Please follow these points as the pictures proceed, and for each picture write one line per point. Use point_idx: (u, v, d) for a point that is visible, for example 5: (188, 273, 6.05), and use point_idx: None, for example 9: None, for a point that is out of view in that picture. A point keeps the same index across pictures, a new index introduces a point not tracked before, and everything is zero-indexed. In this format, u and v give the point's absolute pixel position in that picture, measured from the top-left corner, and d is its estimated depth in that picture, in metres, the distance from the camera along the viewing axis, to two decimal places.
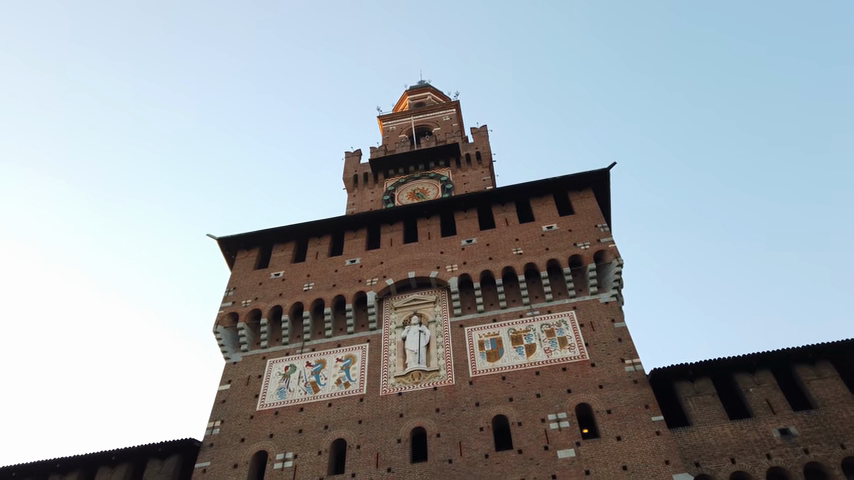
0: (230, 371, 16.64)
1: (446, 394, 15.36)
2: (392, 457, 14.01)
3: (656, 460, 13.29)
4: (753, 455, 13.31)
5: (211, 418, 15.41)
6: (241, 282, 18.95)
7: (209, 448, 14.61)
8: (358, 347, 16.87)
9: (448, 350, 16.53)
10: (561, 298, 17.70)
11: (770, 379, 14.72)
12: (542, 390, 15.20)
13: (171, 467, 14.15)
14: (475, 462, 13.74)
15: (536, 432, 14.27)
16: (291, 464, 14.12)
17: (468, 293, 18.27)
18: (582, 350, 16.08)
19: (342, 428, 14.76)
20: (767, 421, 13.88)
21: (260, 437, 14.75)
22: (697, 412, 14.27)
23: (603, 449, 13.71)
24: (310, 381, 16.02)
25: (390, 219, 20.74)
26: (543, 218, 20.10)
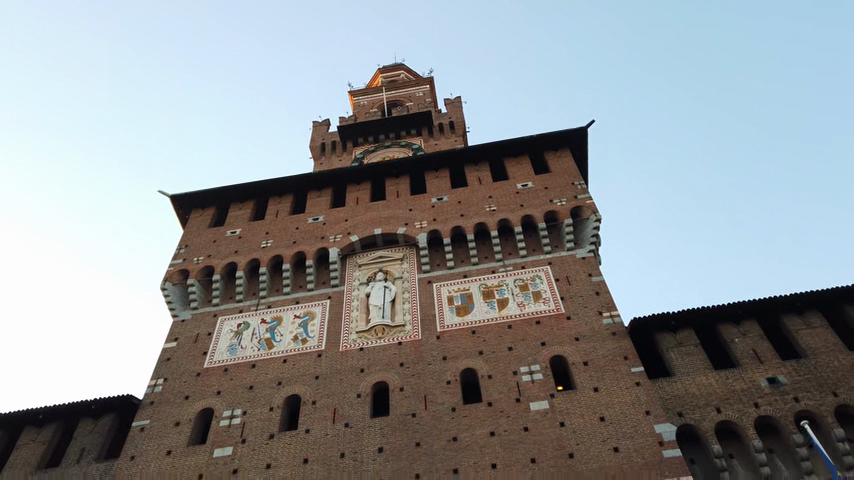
0: (176, 328, 15.26)
1: (411, 349, 14.24)
2: (351, 412, 12.83)
3: (636, 410, 12.25)
4: (739, 404, 12.27)
5: (152, 376, 13.97)
6: (193, 240, 17.59)
7: (148, 406, 13.15)
8: (318, 304, 15.67)
9: (414, 306, 15.45)
10: (536, 254, 16.72)
11: (756, 330, 13.78)
12: (515, 344, 14.14)
13: (107, 427, 12.72)
14: (440, 416, 12.60)
15: (507, 384, 13.19)
16: (239, 421, 12.78)
17: (438, 250, 17.18)
18: (557, 304, 15.09)
19: (296, 384, 13.50)
20: (754, 370, 12.88)
21: (205, 394, 13.39)
22: (679, 363, 13.26)
23: (579, 401, 12.65)
24: (264, 338, 14.75)
25: (356, 178, 19.59)
26: (518, 176, 19.12)
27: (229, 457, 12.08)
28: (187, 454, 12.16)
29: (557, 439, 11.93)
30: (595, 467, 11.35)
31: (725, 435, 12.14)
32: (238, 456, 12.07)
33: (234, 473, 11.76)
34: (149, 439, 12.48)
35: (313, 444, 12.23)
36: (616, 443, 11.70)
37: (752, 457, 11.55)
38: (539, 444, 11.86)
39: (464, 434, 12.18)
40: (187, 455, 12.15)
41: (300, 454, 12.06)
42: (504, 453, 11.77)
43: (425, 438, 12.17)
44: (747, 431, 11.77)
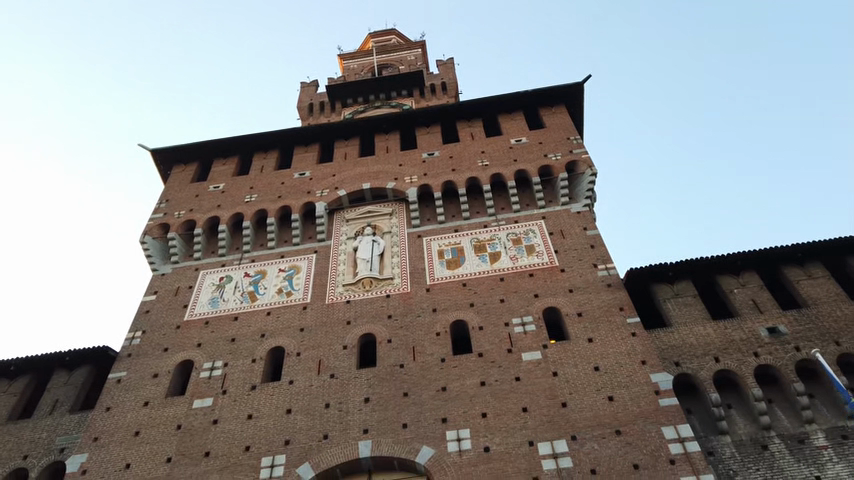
0: (156, 281, 14.69)
1: (399, 302, 13.76)
2: (337, 363, 12.37)
3: (631, 360, 11.79)
4: (738, 354, 11.74)
5: (130, 328, 13.41)
6: (174, 195, 16.95)
7: (125, 358, 12.56)
8: (304, 258, 15.13)
9: (403, 260, 14.95)
10: (530, 209, 16.18)
11: (756, 281, 13.30)
12: (507, 296, 13.68)
13: (81, 379, 12.17)
14: (429, 367, 12.18)
15: (499, 336, 12.75)
16: (220, 373, 12.26)
17: (429, 206, 16.60)
18: (551, 257, 14.60)
19: (280, 337, 13.01)
20: (754, 320, 12.37)
21: (186, 346, 12.85)
22: (676, 313, 12.75)
23: (572, 351, 12.20)
24: (247, 291, 14.23)
25: (344, 134, 18.95)
26: (512, 132, 18.51)
27: (209, 407, 11.55)
28: (166, 405, 11.58)
29: (549, 388, 11.50)
30: (589, 416, 10.89)
31: (723, 385, 11.60)
32: (218, 407, 11.55)
33: (213, 423, 11.24)
34: (125, 391, 11.89)
35: (297, 394, 11.77)
36: (611, 393, 11.24)
37: (752, 407, 11.00)
38: (531, 393, 11.43)
39: (454, 384, 11.77)
40: (165, 405, 11.57)
41: (284, 405, 11.58)
42: (495, 402, 11.35)
43: (413, 388, 11.75)
44: (746, 381, 11.20)
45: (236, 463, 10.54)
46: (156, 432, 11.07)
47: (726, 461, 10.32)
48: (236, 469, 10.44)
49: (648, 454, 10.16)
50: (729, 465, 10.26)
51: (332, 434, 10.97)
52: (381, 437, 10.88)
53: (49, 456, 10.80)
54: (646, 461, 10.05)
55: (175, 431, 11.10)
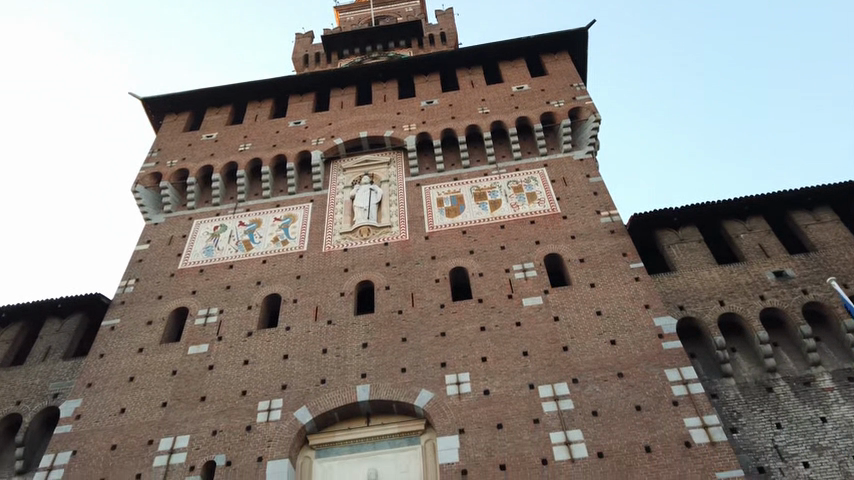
0: (149, 231, 14.38)
1: (398, 249, 13.47)
2: (334, 310, 12.16)
3: (634, 305, 11.52)
4: (744, 297, 11.49)
5: (123, 277, 13.16)
6: (166, 144, 16.53)
7: (119, 306, 12.33)
8: (300, 207, 14.78)
9: (402, 208, 14.60)
10: (531, 156, 15.76)
11: (763, 226, 12.97)
12: (508, 243, 13.37)
13: (73, 326, 11.97)
14: (428, 313, 11.96)
15: (499, 282, 12.49)
16: (215, 320, 12.03)
17: (428, 155, 16.16)
18: (553, 204, 14.24)
19: (277, 284, 12.76)
20: (760, 264, 12.09)
21: (180, 294, 12.61)
22: (681, 258, 12.45)
23: (574, 296, 11.93)
24: (242, 240, 13.92)
25: (341, 82, 18.39)
26: (513, 79, 17.94)
27: (204, 354, 11.33)
28: (160, 351, 11.36)
29: (550, 333, 11.27)
30: (591, 359, 10.65)
31: (727, 329, 11.36)
32: (214, 353, 11.33)
33: (209, 369, 11.02)
34: (119, 338, 11.66)
35: (294, 340, 11.57)
36: (613, 337, 10.99)
37: (757, 350, 10.77)
38: (532, 338, 11.22)
39: (453, 330, 11.55)
40: (159, 352, 11.35)
41: (280, 350, 11.39)
42: (495, 347, 11.15)
43: (412, 334, 11.55)
44: (752, 324, 10.95)
45: (232, 407, 10.35)
46: (151, 378, 10.85)
47: (730, 403, 10.10)
48: (233, 413, 10.25)
49: (651, 396, 9.91)
50: (733, 407, 10.04)
51: (329, 379, 10.80)
52: (379, 382, 10.70)
53: (42, 401, 10.59)
54: (648, 403, 9.80)
55: (170, 376, 10.88)
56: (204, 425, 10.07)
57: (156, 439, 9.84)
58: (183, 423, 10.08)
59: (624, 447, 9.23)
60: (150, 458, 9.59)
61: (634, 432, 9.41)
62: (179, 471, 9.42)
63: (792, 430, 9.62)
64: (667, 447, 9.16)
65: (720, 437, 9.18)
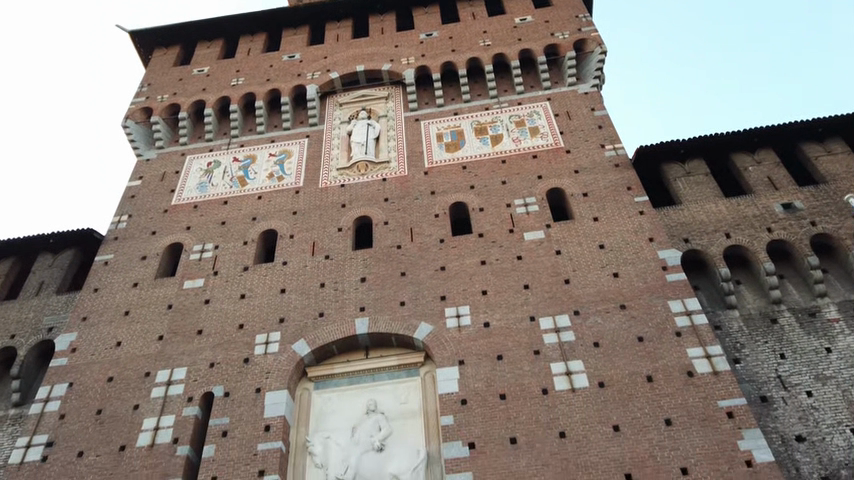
0: (141, 167, 14.02)
1: (396, 185, 13.13)
2: (332, 245, 11.91)
3: (638, 238, 11.25)
4: (750, 230, 11.22)
5: (116, 213, 12.86)
6: (157, 79, 15.96)
7: (112, 242, 12.09)
8: (296, 143, 14.35)
9: (400, 144, 14.17)
10: (534, 90, 15.22)
11: (772, 158, 12.58)
12: (509, 178, 13.01)
13: (66, 261, 11.78)
14: (427, 248, 11.72)
15: (500, 217, 12.20)
16: (210, 255, 11.81)
17: (427, 90, 15.61)
18: (556, 139, 13.81)
19: (273, 220, 12.48)
20: (768, 196, 11.77)
21: (174, 230, 12.34)
22: (687, 192, 12.13)
23: (577, 230, 11.65)
24: (237, 176, 13.56)
25: (336, 15, 17.64)
26: (516, 11, 17.20)
27: (200, 288, 11.14)
28: (155, 286, 11.17)
29: (552, 267, 11.05)
30: (593, 292, 10.46)
31: (732, 262, 11.15)
32: (210, 288, 11.14)
33: (205, 303, 10.85)
34: (113, 273, 11.46)
35: (291, 275, 11.37)
36: (616, 269, 10.77)
37: (762, 281, 10.58)
38: (533, 271, 11.00)
39: (453, 264, 11.34)
40: (154, 286, 11.17)
41: (277, 285, 11.20)
42: (495, 280, 10.95)
43: (411, 268, 11.34)
44: (758, 256, 10.73)
45: (229, 340, 10.22)
46: (147, 312, 10.69)
47: (733, 335, 9.96)
48: (230, 346, 10.13)
49: (654, 327, 9.74)
50: (737, 338, 9.90)
51: (327, 313, 10.64)
52: (378, 315, 10.55)
53: (37, 335, 10.49)
54: (651, 334, 9.64)
55: (166, 310, 10.72)
56: (201, 358, 9.94)
57: (153, 372, 9.71)
58: (179, 356, 9.95)
59: (625, 377, 9.09)
60: (148, 390, 9.47)
61: (636, 363, 9.26)
62: (176, 402, 9.31)
63: (796, 360, 9.50)
64: (670, 376, 9.02)
65: (723, 367, 9.02)
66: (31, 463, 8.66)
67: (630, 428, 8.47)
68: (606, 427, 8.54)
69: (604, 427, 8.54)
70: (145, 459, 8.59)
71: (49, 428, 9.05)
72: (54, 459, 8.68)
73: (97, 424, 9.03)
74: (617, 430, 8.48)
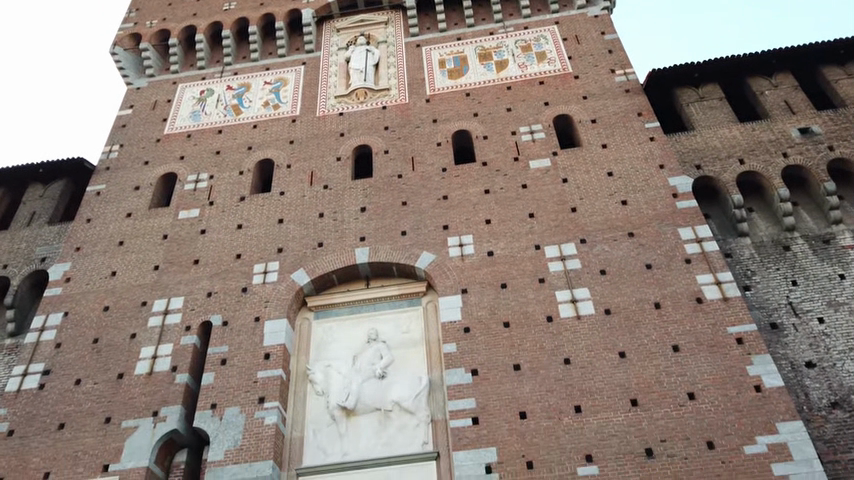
0: (131, 97, 13.49)
1: (397, 113, 12.60)
2: (330, 175, 11.51)
3: (649, 165, 10.82)
4: (765, 155, 10.77)
5: (107, 143, 12.44)
6: (145, 4, 15.20)
7: (103, 172, 11.72)
8: (292, 71, 13.73)
9: (400, 71, 13.55)
10: (541, 14, 14.46)
11: (790, 82, 12.00)
12: (515, 105, 12.47)
13: (57, 192, 11.48)
14: (429, 177, 11.32)
15: (505, 145, 11.73)
16: (205, 185, 11.44)
17: (428, 14, 14.83)
18: (564, 64, 13.17)
19: (269, 149, 12.04)
20: (785, 121, 11.26)
21: (168, 160, 11.93)
22: (699, 117, 11.62)
23: (584, 157, 11.21)
24: (231, 105, 13.03)
25: None
26: None
27: (195, 219, 10.83)
28: (150, 216, 10.86)
29: (558, 195, 10.67)
30: (600, 220, 10.12)
31: (745, 189, 10.76)
32: (206, 218, 10.82)
33: (201, 233, 10.56)
34: (106, 203, 11.14)
35: (289, 205, 11.03)
36: (625, 197, 10.39)
37: (776, 208, 10.23)
38: (538, 200, 10.63)
39: (456, 193, 10.96)
40: (149, 217, 10.86)
41: (275, 215, 10.87)
42: (499, 209, 10.60)
43: (412, 198, 10.98)
44: (773, 182, 10.34)
45: (227, 269, 9.98)
46: (141, 242, 10.42)
47: (744, 262, 9.68)
48: (228, 276, 9.89)
49: (663, 254, 9.45)
50: (748, 266, 9.63)
51: (327, 243, 10.36)
52: (378, 244, 10.26)
53: (30, 265, 10.29)
54: (660, 262, 9.36)
55: (161, 240, 10.44)
56: (198, 287, 9.73)
57: (149, 301, 9.52)
58: (176, 286, 9.74)
59: (632, 305, 8.86)
60: (144, 319, 9.30)
61: (643, 290, 9.02)
62: (174, 331, 9.14)
63: (808, 287, 9.25)
64: (678, 303, 8.79)
65: (733, 294, 8.78)
66: (28, 391, 8.57)
67: (636, 355, 8.29)
68: (611, 354, 8.36)
69: (610, 354, 8.36)
70: (144, 387, 8.47)
71: (45, 356, 8.92)
72: (51, 387, 8.58)
73: (95, 353, 8.90)
74: (623, 357, 8.30)
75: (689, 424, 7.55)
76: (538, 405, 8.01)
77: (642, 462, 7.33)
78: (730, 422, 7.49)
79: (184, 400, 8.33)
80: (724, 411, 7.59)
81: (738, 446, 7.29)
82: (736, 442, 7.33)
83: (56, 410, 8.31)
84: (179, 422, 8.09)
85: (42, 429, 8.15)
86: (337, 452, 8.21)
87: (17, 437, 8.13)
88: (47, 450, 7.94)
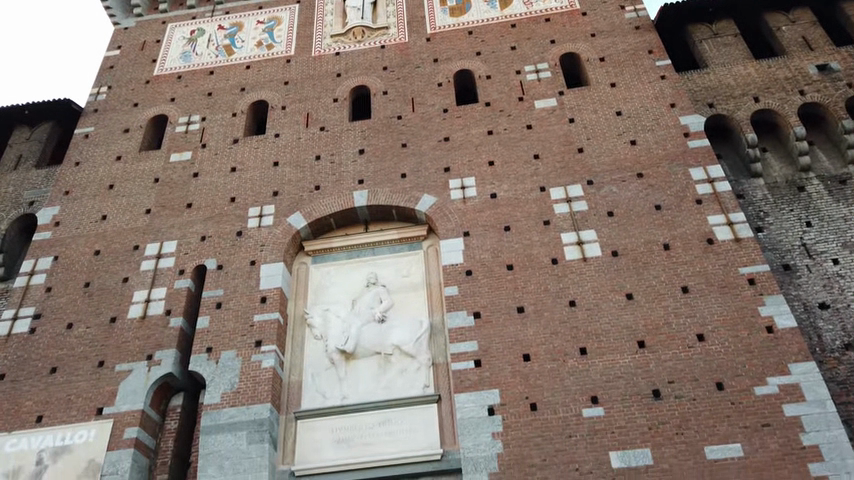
0: (119, 38, 12.92)
1: (396, 53, 12.05)
2: (327, 117, 11.06)
3: (659, 105, 10.35)
4: (781, 93, 10.29)
5: (95, 85, 11.96)
6: None
7: (91, 114, 11.30)
8: (286, 9, 13.10)
9: (399, 9, 12.91)
10: None
11: (809, 17, 11.40)
12: (519, 44, 11.90)
13: (44, 135, 11.10)
14: (430, 118, 10.86)
15: (508, 85, 11.22)
16: (197, 128, 11.02)
17: None
18: (571, 1, 12.52)
19: (263, 91, 11.55)
20: (802, 57, 10.73)
21: (158, 102, 11.47)
22: (713, 55, 11.09)
23: (592, 97, 10.72)
24: (223, 45, 12.47)
25: None
26: None
27: (188, 162, 10.45)
28: (140, 160, 10.48)
29: (564, 135, 10.23)
30: (608, 161, 9.72)
31: (759, 129, 10.32)
32: (198, 161, 10.44)
33: (194, 177, 10.19)
34: (95, 146, 10.75)
35: (284, 147, 10.62)
36: (634, 137, 9.97)
37: (790, 148, 9.82)
38: (544, 141, 10.21)
39: (458, 135, 10.52)
40: (139, 160, 10.48)
41: (270, 158, 10.47)
42: (503, 151, 10.18)
43: (412, 140, 10.55)
44: (788, 120, 9.89)
45: (221, 213, 9.65)
46: (132, 186, 10.07)
47: (757, 203, 9.33)
48: (222, 220, 9.56)
49: (673, 195, 9.10)
50: (760, 207, 9.28)
51: (324, 186, 9.99)
52: (377, 187, 9.90)
53: (18, 209, 9.99)
54: (669, 203, 9.01)
55: (153, 184, 10.09)
56: (192, 231, 9.42)
57: (141, 246, 9.23)
58: (169, 230, 9.43)
59: (641, 247, 8.55)
60: (136, 263, 9.03)
61: (652, 231, 8.69)
62: (167, 275, 8.87)
63: (822, 228, 8.92)
64: (688, 245, 8.48)
65: (745, 235, 8.46)
66: (19, 335, 8.37)
67: (644, 296, 8.03)
68: (618, 296, 8.09)
69: (617, 296, 8.10)
70: (137, 330, 8.26)
71: (36, 301, 8.69)
72: (42, 331, 8.36)
73: (86, 297, 8.66)
74: (631, 299, 8.04)
75: (698, 365, 7.33)
76: (542, 347, 7.78)
77: (649, 404, 7.14)
78: (741, 363, 7.27)
79: (178, 343, 8.11)
80: (735, 352, 7.36)
81: (748, 387, 7.08)
82: (746, 383, 7.11)
83: (48, 353, 8.12)
84: (174, 366, 7.88)
85: (34, 373, 7.96)
86: (336, 396, 8.02)
87: (8, 380, 7.95)
88: (40, 394, 7.77)
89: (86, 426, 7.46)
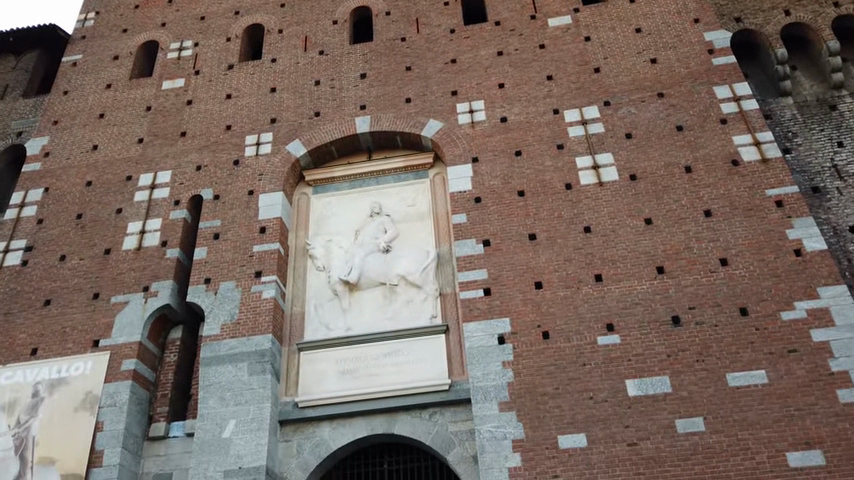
0: None
1: None
2: (326, 40, 10.40)
3: (682, 20, 9.60)
4: (815, 6, 9.50)
5: (82, 11, 11.31)
6: None
7: (79, 42, 10.72)
8: None
9: None
10: None
11: None
12: None
13: (31, 64, 10.64)
14: (435, 40, 10.18)
15: (520, 3, 10.45)
16: (190, 53, 10.41)
17: None
18: None
19: (258, 14, 10.87)
20: None
21: (148, 27, 10.83)
22: None
23: (610, 13, 9.97)
24: None
25: None
26: None
27: (181, 89, 9.91)
28: (131, 88, 9.95)
29: (579, 54, 9.56)
30: (626, 80, 9.09)
31: (789, 45, 9.60)
32: (192, 88, 9.90)
33: (187, 105, 9.68)
34: (84, 75, 10.22)
35: (282, 73, 10.03)
36: (655, 55, 9.28)
37: (823, 65, 9.13)
38: (557, 61, 9.55)
39: (465, 56, 9.87)
40: (130, 88, 9.95)
41: (267, 84, 9.89)
42: (514, 72, 9.54)
43: (417, 62, 9.92)
44: (821, 34, 9.15)
45: (216, 142, 9.18)
46: (123, 114, 9.59)
47: (785, 124, 8.72)
48: (218, 148, 9.10)
49: (696, 116, 8.50)
50: (789, 128, 8.68)
51: (324, 112, 9.46)
52: (381, 113, 9.36)
53: (6, 140, 9.61)
54: (692, 123, 8.43)
55: (145, 113, 9.59)
56: (187, 160, 8.98)
57: (135, 176, 8.82)
58: (162, 159, 8.99)
59: (661, 169, 8.04)
60: (130, 194, 8.64)
61: (673, 153, 8.16)
62: (163, 206, 8.49)
63: None
64: (711, 166, 7.95)
65: (773, 155, 7.90)
66: (11, 267, 8.10)
67: (663, 221, 7.57)
68: (636, 221, 7.64)
69: (635, 221, 7.64)
70: (133, 262, 7.94)
71: (27, 233, 8.38)
72: (35, 263, 8.08)
73: (78, 228, 8.33)
74: (649, 224, 7.59)
75: (720, 290, 6.94)
76: (555, 275, 7.40)
77: (667, 331, 6.79)
78: (767, 288, 6.86)
79: (175, 275, 7.80)
80: (760, 277, 6.95)
81: (774, 312, 6.70)
82: (772, 308, 6.73)
83: (41, 286, 7.86)
84: (171, 297, 7.59)
85: (28, 306, 7.72)
86: (340, 327, 7.73)
87: (2, 313, 7.72)
88: (34, 326, 7.54)
89: (82, 358, 7.25)
